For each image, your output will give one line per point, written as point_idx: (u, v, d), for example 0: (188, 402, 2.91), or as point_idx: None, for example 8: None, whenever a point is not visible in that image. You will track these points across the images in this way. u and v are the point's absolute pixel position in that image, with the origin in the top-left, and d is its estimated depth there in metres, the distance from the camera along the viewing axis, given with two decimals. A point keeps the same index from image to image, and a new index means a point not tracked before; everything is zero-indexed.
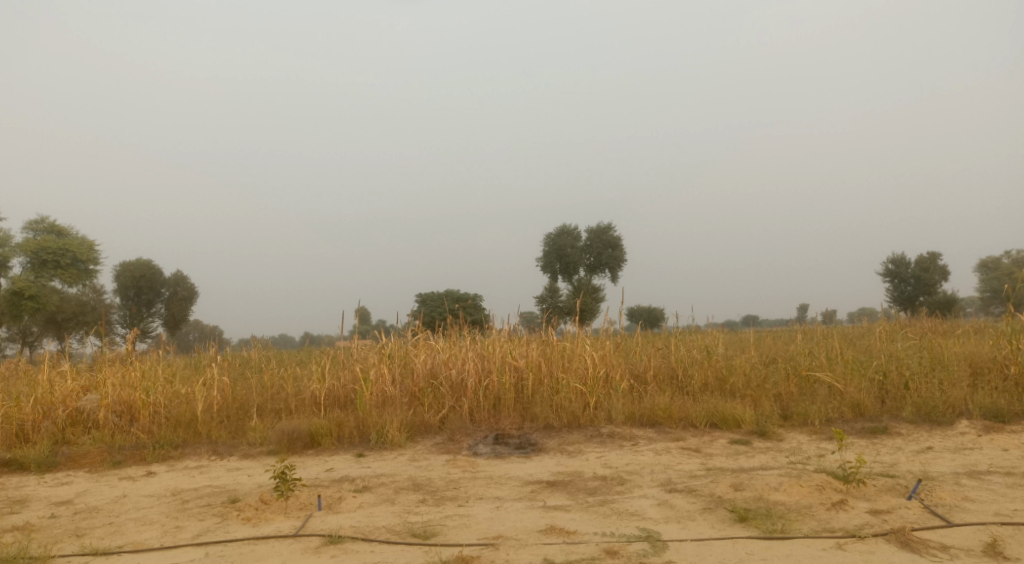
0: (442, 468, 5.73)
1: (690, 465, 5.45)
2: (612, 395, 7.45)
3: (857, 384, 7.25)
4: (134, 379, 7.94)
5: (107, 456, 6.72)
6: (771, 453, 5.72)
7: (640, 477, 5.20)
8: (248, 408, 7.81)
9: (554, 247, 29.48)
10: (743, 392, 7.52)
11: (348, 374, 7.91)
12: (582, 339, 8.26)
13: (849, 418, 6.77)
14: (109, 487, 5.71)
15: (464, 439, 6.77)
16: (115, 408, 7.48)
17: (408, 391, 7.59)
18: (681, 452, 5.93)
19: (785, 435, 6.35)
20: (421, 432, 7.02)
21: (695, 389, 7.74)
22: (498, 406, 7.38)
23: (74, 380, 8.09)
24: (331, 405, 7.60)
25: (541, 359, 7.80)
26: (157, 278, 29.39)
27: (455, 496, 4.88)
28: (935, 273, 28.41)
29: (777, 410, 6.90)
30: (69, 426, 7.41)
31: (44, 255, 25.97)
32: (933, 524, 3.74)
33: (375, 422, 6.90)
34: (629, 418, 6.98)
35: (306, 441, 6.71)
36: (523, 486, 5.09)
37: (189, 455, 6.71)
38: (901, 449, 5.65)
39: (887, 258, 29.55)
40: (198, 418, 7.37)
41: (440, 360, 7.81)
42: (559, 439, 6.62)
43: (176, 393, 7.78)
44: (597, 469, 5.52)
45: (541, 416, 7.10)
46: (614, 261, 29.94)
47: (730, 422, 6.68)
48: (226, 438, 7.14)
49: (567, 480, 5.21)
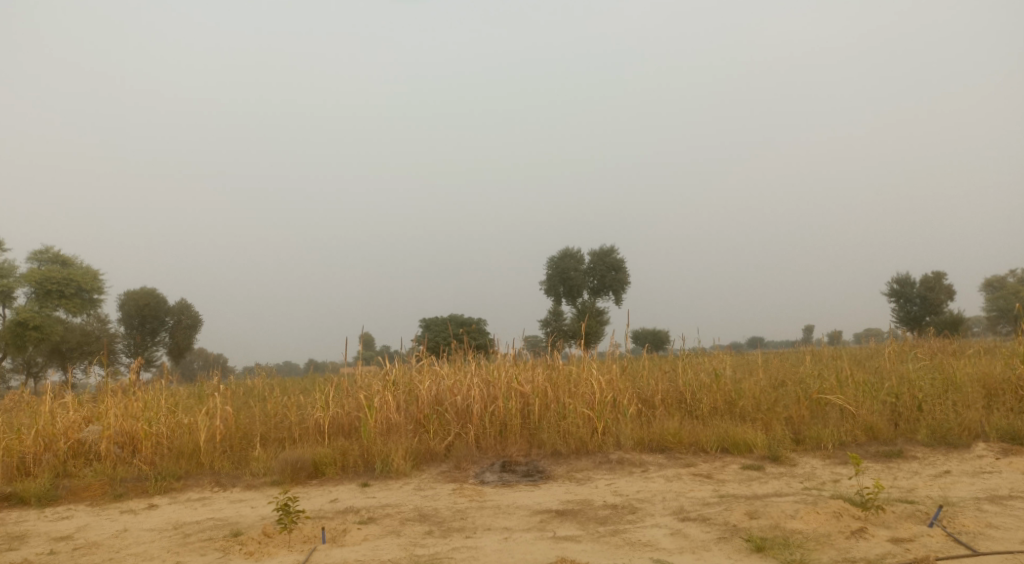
0: (448, 498, 5.61)
1: (703, 492, 5.33)
2: (620, 419, 7.34)
3: (869, 407, 7.13)
4: (136, 409, 7.86)
5: (108, 489, 6.61)
6: (784, 479, 5.60)
7: (652, 504, 5.08)
8: (251, 438, 7.71)
9: (558, 271, 29.44)
10: (754, 416, 7.40)
11: (352, 402, 7.81)
12: (589, 363, 8.17)
13: (862, 441, 6.64)
14: (109, 521, 5.60)
15: (471, 467, 6.66)
16: (117, 439, 7.39)
17: (413, 418, 7.48)
18: (692, 478, 5.80)
19: (798, 460, 6.23)
20: (427, 460, 6.91)
21: (704, 413, 7.62)
22: (505, 432, 7.27)
23: (75, 411, 8.01)
24: (335, 434, 7.50)
25: (547, 384, 7.70)
26: (161, 306, 29.42)
27: (463, 526, 4.76)
28: (940, 292, 28.25)
29: (789, 434, 6.78)
30: (70, 458, 7.31)
31: (48, 284, 26.01)
32: (958, 553, 3.63)
33: (380, 450, 6.79)
34: (638, 444, 6.87)
35: (310, 471, 6.60)
36: (532, 515, 4.98)
37: (191, 487, 6.60)
38: (918, 473, 5.53)
39: (892, 278, 29.43)
40: (201, 448, 7.27)
41: (445, 386, 7.72)
42: (568, 466, 6.50)
43: (178, 423, 7.68)
44: (608, 497, 5.40)
45: (549, 443, 6.99)
46: (618, 283, 29.88)
47: (741, 447, 6.56)
48: (229, 468, 7.03)
49: (577, 509, 5.09)
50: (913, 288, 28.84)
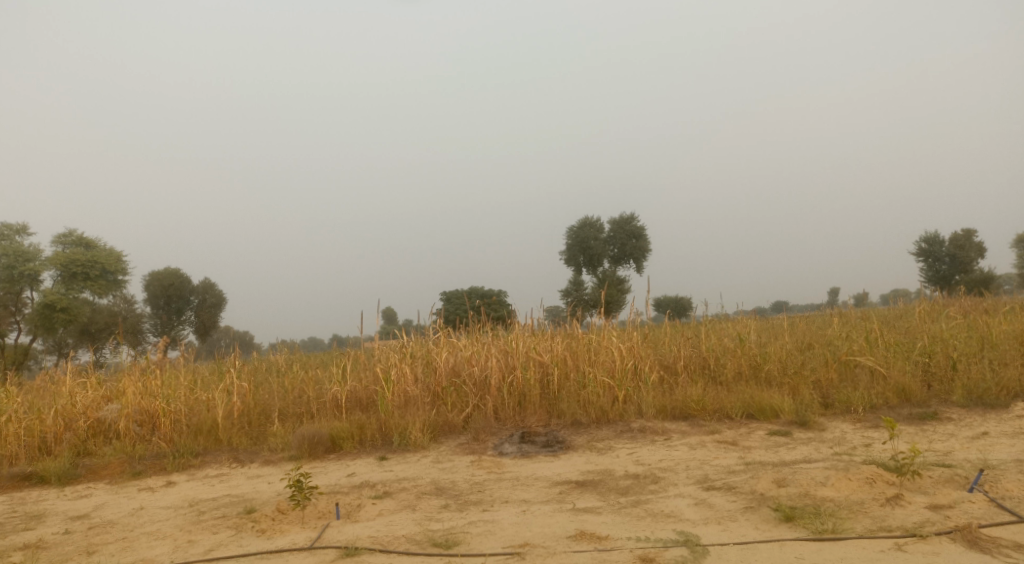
0: (466, 470, 5.50)
1: (728, 460, 5.15)
2: (642, 387, 7.16)
3: (900, 367, 6.87)
4: (154, 387, 7.84)
5: (127, 467, 6.60)
6: (814, 444, 5.40)
7: (675, 474, 4.91)
8: (268, 414, 7.65)
9: (577, 239, 29.15)
10: (780, 381, 7.18)
11: (369, 375, 7.72)
12: (608, 330, 7.98)
13: (894, 404, 6.40)
14: (126, 499, 5.58)
15: (489, 438, 6.54)
16: (136, 417, 7.38)
17: (430, 391, 7.37)
18: (717, 445, 5.62)
19: (828, 424, 6.02)
20: (446, 432, 6.80)
21: (728, 379, 7.41)
22: (524, 403, 7.12)
23: (95, 390, 8.01)
24: (352, 407, 7.41)
25: (566, 352, 7.53)
26: (186, 285, 29.69)
27: (480, 499, 4.64)
28: (971, 251, 27.51)
29: (817, 398, 6.56)
30: (90, 437, 7.33)
31: (73, 266, 26.29)
32: (1003, 519, 3.41)
33: (397, 423, 6.70)
34: (660, 412, 6.69)
35: (327, 446, 6.52)
36: (552, 487, 4.83)
37: (209, 463, 6.57)
38: (954, 435, 5.29)
39: (920, 237, 28.72)
40: (218, 425, 7.23)
41: (463, 357, 7.59)
42: (588, 435, 6.35)
43: (196, 400, 7.65)
44: (629, 466, 5.24)
45: (569, 413, 6.84)
46: (639, 251, 29.51)
47: (767, 412, 6.36)
48: (247, 444, 6.98)
49: (597, 479, 4.94)
50: (941, 247, 28.14)
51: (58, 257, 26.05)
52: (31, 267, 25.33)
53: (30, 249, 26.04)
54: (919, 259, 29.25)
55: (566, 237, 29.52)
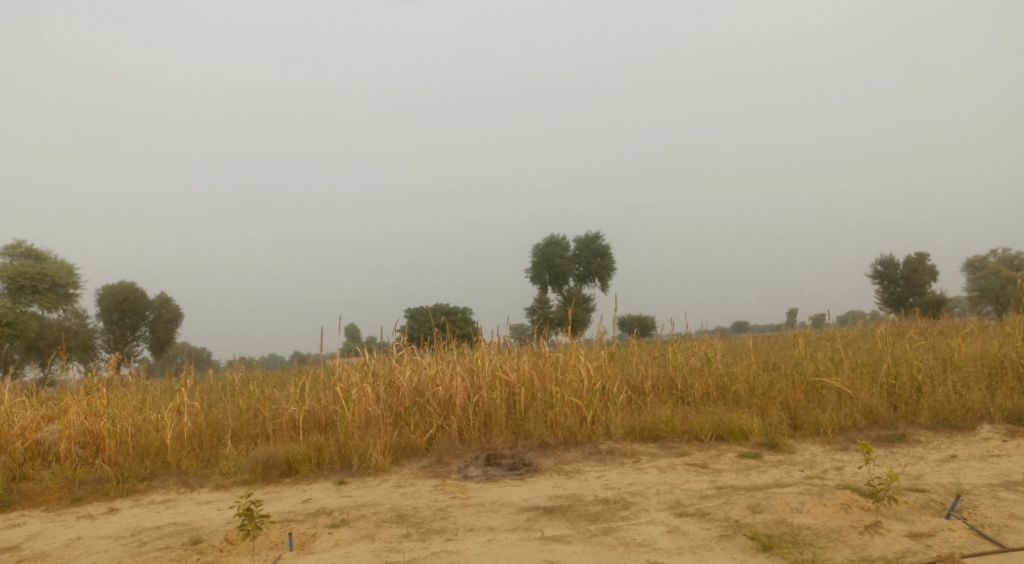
0: (430, 495, 5.26)
1: (699, 484, 5.01)
2: (610, 407, 7.01)
3: (867, 389, 6.86)
4: (99, 407, 7.42)
5: (67, 492, 6.19)
6: (784, 467, 5.31)
7: (646, 499, 4.75)
8: (222, 435, 7.30)
9: (543, 257, 29.12)
10: (748, 402, 7.10)
11: (329, 394, 7.43)
12: (575, 349, 7.84)
13: (862, 426, 6.36)
14: (63, 528, 5.20)
15: (453, 461, 6.30)
16: (78, 439, 6.95)
17: (393, 411, 7.11)
18: (687, 468, 5.49)
19: (797, 446, 5.95)
20: (408, 455, 6.55)
21: (696, 399, 7.32)
22: (489, 423, 6.91)
23: (35, 410, 7.55)
24: (311, 428, 7.12)
25: (533, 372, 7.35)
26: (141, 300, 28.78)
27: (444, 528, 4.42)
28: (924, 274, 28.25)
29: (787, 419, 6.50)
30: (27, 460, 6.87)
31: (21, 279, 25.25)
32: (984, 549, 3.33)
33: (357, 446, 6.43)
34: (629, 433, 6.55)
35: (283, 469, 6.21)
36: (519, 513, 4.63)
37: (156, 488, 6.20)
38: (924, 458, 5.25)
39: (876, 260, 29.41)
40: (167, 447, 6.86)
41: (427, 377, 7.37)
42: (556, 458, 6.17)
43: (144, 420, 7.27)
44: (599, 491, 5.07)
45: (536, 434, 6.65)
46: (604, 270, 29.59)
47: (737, 434, 6.27)
48: (197, 468, 6.62)
49: (566, 505, 4.75)
50: (896, 269, 28.83)
51: (5, 269, 24.99)
52: None
53: None
54: (875, 281, 29.90)
55: (532, 256, 29.48)
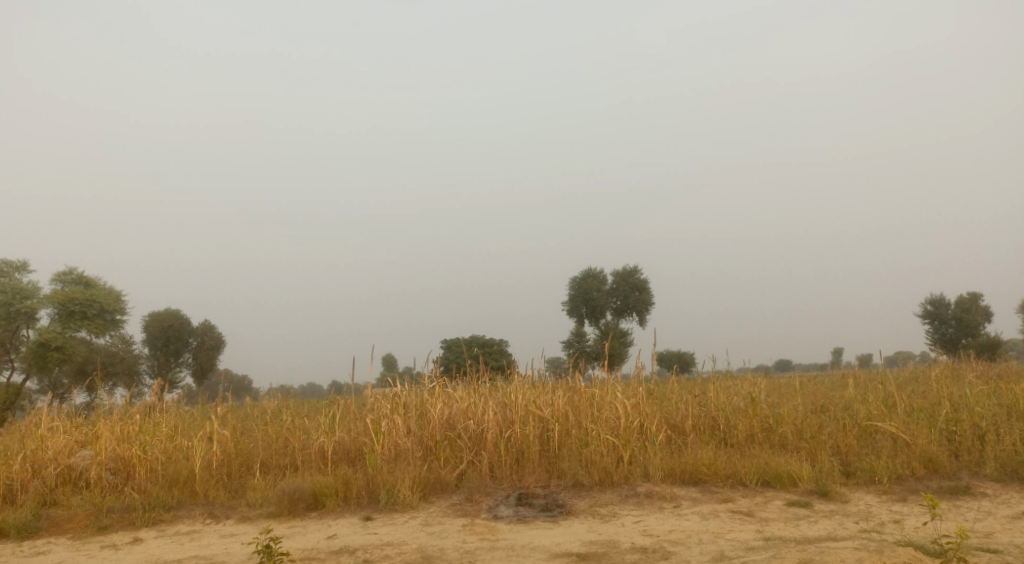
0: (458, 536, 5.03)
1: (745, 534, 4.68)
2: (649, 447, 6.70)
3: (925, 436, 6.44)
4: (132, 434, 7.39)
5: (93, 520, 6.12)
6: (837, 519, 4.95)
7: (687, 549, 4.44)
8: (250, 465, 7.19)
9: (580, 291, 28.87)
10: (796, 445, 6.72)
11: (359, 426, 7.29)
12: (613, 385, 7.57)
13: (922, 475, 5.94)
14: (85, 558, 5.11)
15: (484, 499, 6.07)
16: (109, 465, 6.93)
17: (423, 444, 6.92)
18: (731, 516, 5.17)
19: (851, 496, 5.57)
20: (437, 491, 6.33)
21: (740, 441, 6.97)
22: (522, 460, 6.65)
23: (69, 435, 7.56)
24: (339, 460, 6.96)
25: (568, 408, 7.10)
26: (185, 327, 29.33)
27: None
28: (978, 314, 27.10)
29: (838, 465, 6.12)
30: (58, 486, 6.85)
31: (71, 305, 25.96)
32: None
33: (385, 480, 6.24)
34: (668, 476, 6.23)
35: (309, 502, 6.06)
36: (550, 559, 4.38)
37: (181, 519, 6.09)
38: (993, 513, 4.84)
39: (926, 299, 28.38)
40: (195, 476, 6.76)
41: (459, 410, 7.18)
42: (591, 500, 5.88)
43: (175, 448, 7.21)
44: (636, 538, 4.78)
45: (570, 473, 6.37)
46: (642, 304, 29.14)
47: (785, 480, 5.91)
48: (224, 498, 6.50)
49: (601, 552, 4.47)
50: (948, 309, 27.78)
51: (56, 295, 25.75)
52: (28, 305, 25.02)
53: (28, 286, 25.80)
54: (926, 321, 28.79)
55: (569, 289, 29.23)
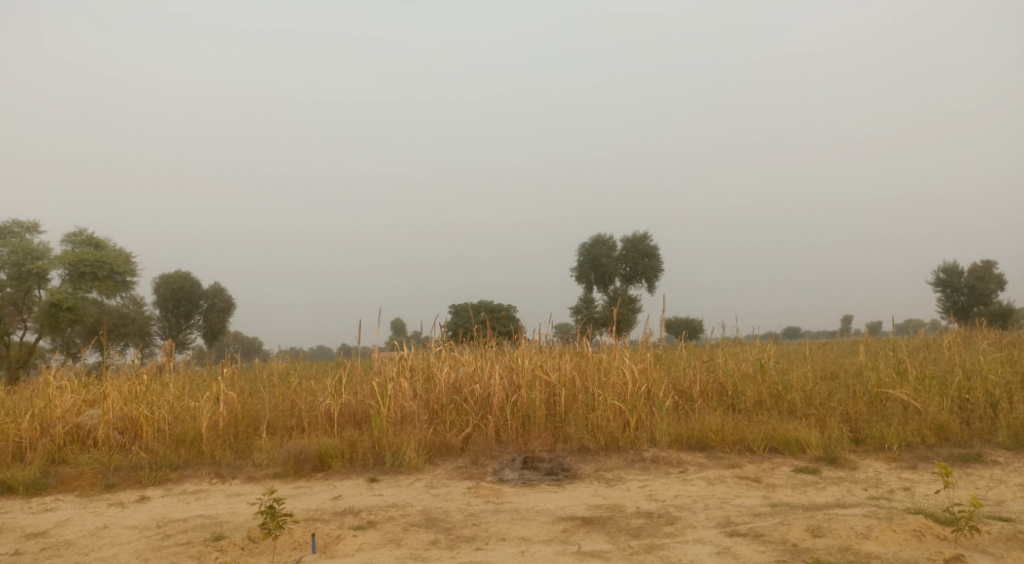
0: (462, 499, 5.01)
1: (751, 500, 4.64)
2: (656, 413, 6.64)
3: (936, 403, 6.36)
4: (139, 394, 7.41)
5: (101, 478, 6.16)
6: (845, 485, 4.90)
7: (693, 514, 4.40)
8: (257, 426, 7.21)
9: (589, 257, 28.72)
10: (805, 412, 6.65)
11: (365, 388, 7.27)
12: (620, 350, 7.50)
13: (932, 443, 5.87)
14: (92, 516, 5.14)
15: (489, 463, 6.05)
16: (116, 425, 6.95)
17: (429, 408, 6.90)
18: (738, 482, 5.12)
19: (859, 462, 5.51)
20: (443, 454, 6.32)
21: (748, 407, 6.90)
22: (528, 424, 6.62)
23: (77, 394, 7.58)
24: (345, 423, 6.95)
25: (575, 373, 7.04)
26: (195, 289, 29.47)
27: (474, 535, 4.17)
28: (991, 283, 26.80)
29: (847, 432, 6.05)
30: (67, 444, 6.89)
31: (81, 266, 26.06)
32: None
33: (391, 442, 6.23)
34: (675, 441, 6.18)
35: (314, 463, 6.07)
36: (555, 523, 4.34)
37: (188, 478, 6.12)
38: (1005, 481, 4.77)
39: (939, 267, 28.08)
40: (202, 436, 6.78)
41: (465, 374, 7.13)
42: (596, 464, 5.85)
43: (182, 408, 7.22)
44: (641, 502, 4.74)
45: (575, 437, 6.34)
46: (651, 270, 28.99)
47: (793, 447, 5.85)
48: (230, 458, 6.52)
49: (605, 516, 4.44)
50: (961, 277, 27.50)
51: (66, 256, 25.84)
52: (39, 266, 25.15)
53: (39, 247, 25.90)
54: (938, 289, 28.51)
55: (578, 254, 29.08)
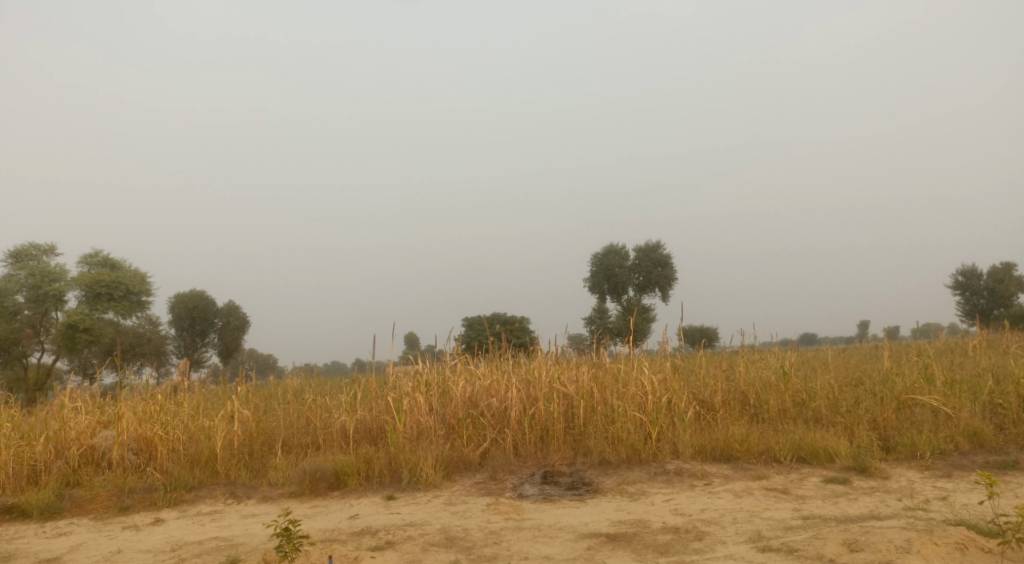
0: (482, 516, 4.88)
1: (782, 513, 4.48)
2: (677, 424, 6.49)
3: (967, 409, 6.17)
4: (153, 414, 7.35)
5: (115, 501, 6.08)
6: (878, 495, 4.73)
7: (722, 528, 4.25)
8: (272, 444, 7.12)
9: (601, 267, 28.57)
10: (832, 420, 6.47)
11: (381, 404, 7.16)
12: (638, 360, 7.36)
13: (966, 450, 5.68)
14: (107, 539, 5.05)
15: (508, 478, 5.92)
16: (131, 445, 6.89)
17: (445, 423, 6.78)
18: (766, 494, 4.95)
19: (891, 471, 5.33)
20: (460, 470, 6.20)
21: (772, 416, 6.74)
22: (546, 438, 6.48)
23: (92, 415, 7.53)
24: (361, 439, 6.85)
25: (593, 384, 6.90)
26: (211, 307, 29.60)
27: (496, 554, 4.04)
28: (1011, 284, 26.36)
29: (877, 440, 5.87)
30: (82, 466, 6.84)
31: (97, 287, 26.23)
32: None
33: (407, 458, 6.12)
34: (699, 453, 6.02)
35: (331, 482, 5.97)
36: (578, 541, 4.20)
37: (203, 499, 6.03)
38: None
39: (957, 270, 27.68)
40: (217, 456, 6.69)
41: (481, 387, 7.02)
42: (618, 477, 5.70)
43: (197, 428, 7.15)
44: (667, 517, 4.59)
45: (596, 450, 6.19)
46: (665, 279, 28.78)
47: (821, 457, 5.68)
48: (246, 478, 6.43)
49: (631, 533, 4.29)
50: (980, 280, 27.07)
51: (83, 277, 26.03)
52: (56, 288, 25.34)
53: (55, 270, 26.12)
54: (956, 292, 28.09)
55: (591, 265, 28.94)
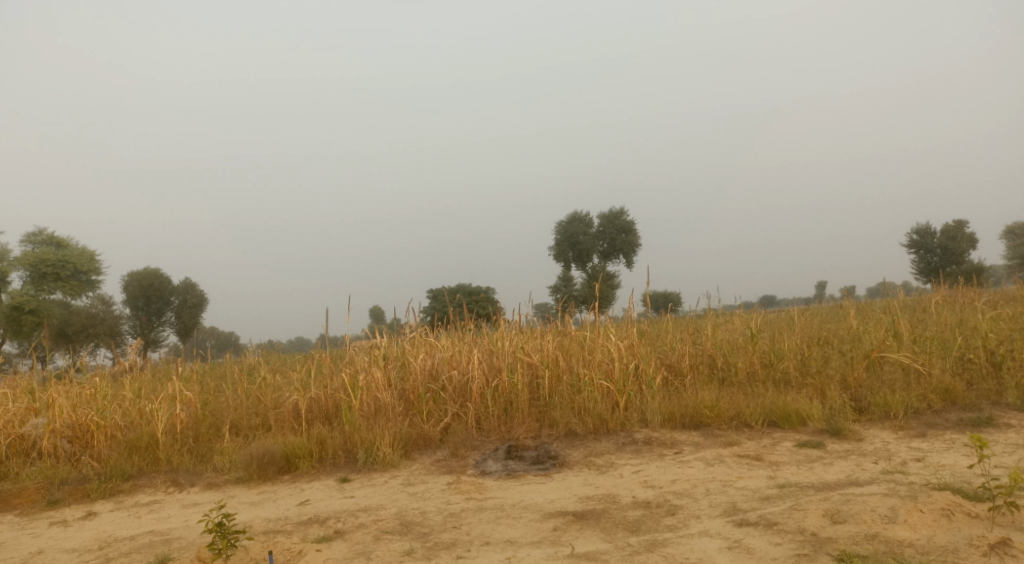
0: (441, 496, 4.57)
1: (756, 481, 4.25)
2: (645, 391, 6.24)
3: (939, 366, 6.04)
4: (89, 398, 6.81)
5: (44, 494, 5.61)
6: (855, 459, 4.54)
7: (695, 501, 4.00)
8: (220, 427, 6.68)
9: (566, 235, 28.29)
10: (802, 382, 6.30)
11: (335, 380, 6.75)
12: (604, 326, 7.08)
13: (939, 408, 5.55)
14: (29, 538, 4.61)
15: (470, 454, 5.62)
16: (64, 433, 6.37)
17: (404, 398, 6.42)
18: (739, 461, 4.73)
19: (865, 433, 5.17)
20: (420, 447, 5.87)
21: (741, 379, 6.54)
22: (510, 411, 6.18)
23: (23, 401, 6.95)
24: (315, 419, 6.45)
25: (558, 352, 6.60)
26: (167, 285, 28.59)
27: (455, 540, 3.72)
28: (964, 241, 26.81)
29: (850, 401, 5.70)
30: (9, 457, 6.31)
31: (43, 266, 25.04)
32: None
33: (363, 437, 5.77)
34: (668, 420, 5.79)
35: (280, 465, 5.57)
36: (544, 521, 3.91)
37: (142, 489, 5.60)
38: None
39: (912, 228, 28.10)
40: (158, 441, 6.23)
41: (441, 359, 6.66)
42: (585, 449, 5.43)
43: (137, 412, 6.66)
44: (637, 491, 4.32)
45: (561, 422, 5.92)
46: (630, 245, 28.64)
47: (794, 420, 5.49)
48: (190, 464, 6.02)
49: (599, 510, 4.02)
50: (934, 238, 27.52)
51: (26, 257, 24.80)
52: None
53: None
54: (911, 251, 28.57)
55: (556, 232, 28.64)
